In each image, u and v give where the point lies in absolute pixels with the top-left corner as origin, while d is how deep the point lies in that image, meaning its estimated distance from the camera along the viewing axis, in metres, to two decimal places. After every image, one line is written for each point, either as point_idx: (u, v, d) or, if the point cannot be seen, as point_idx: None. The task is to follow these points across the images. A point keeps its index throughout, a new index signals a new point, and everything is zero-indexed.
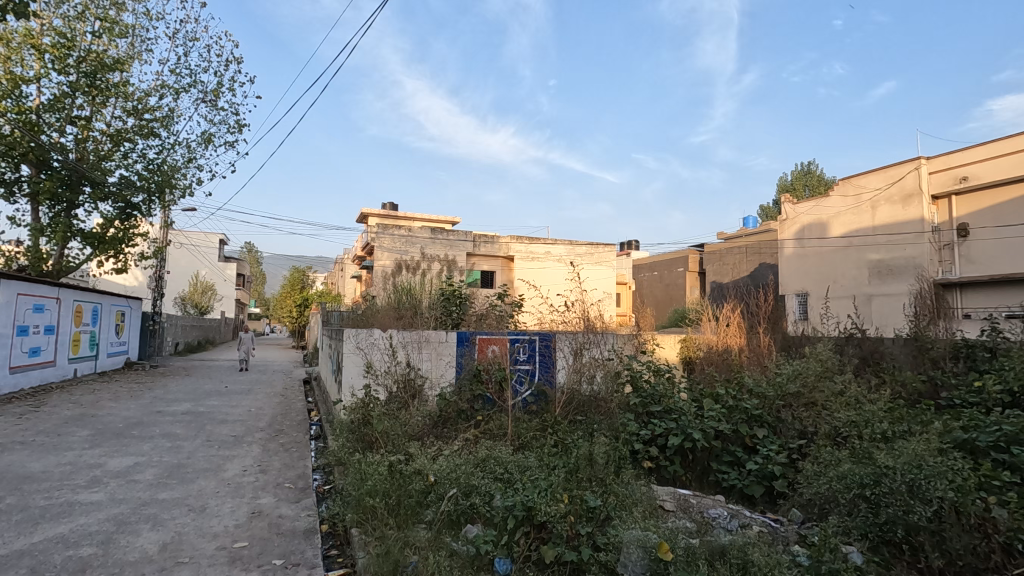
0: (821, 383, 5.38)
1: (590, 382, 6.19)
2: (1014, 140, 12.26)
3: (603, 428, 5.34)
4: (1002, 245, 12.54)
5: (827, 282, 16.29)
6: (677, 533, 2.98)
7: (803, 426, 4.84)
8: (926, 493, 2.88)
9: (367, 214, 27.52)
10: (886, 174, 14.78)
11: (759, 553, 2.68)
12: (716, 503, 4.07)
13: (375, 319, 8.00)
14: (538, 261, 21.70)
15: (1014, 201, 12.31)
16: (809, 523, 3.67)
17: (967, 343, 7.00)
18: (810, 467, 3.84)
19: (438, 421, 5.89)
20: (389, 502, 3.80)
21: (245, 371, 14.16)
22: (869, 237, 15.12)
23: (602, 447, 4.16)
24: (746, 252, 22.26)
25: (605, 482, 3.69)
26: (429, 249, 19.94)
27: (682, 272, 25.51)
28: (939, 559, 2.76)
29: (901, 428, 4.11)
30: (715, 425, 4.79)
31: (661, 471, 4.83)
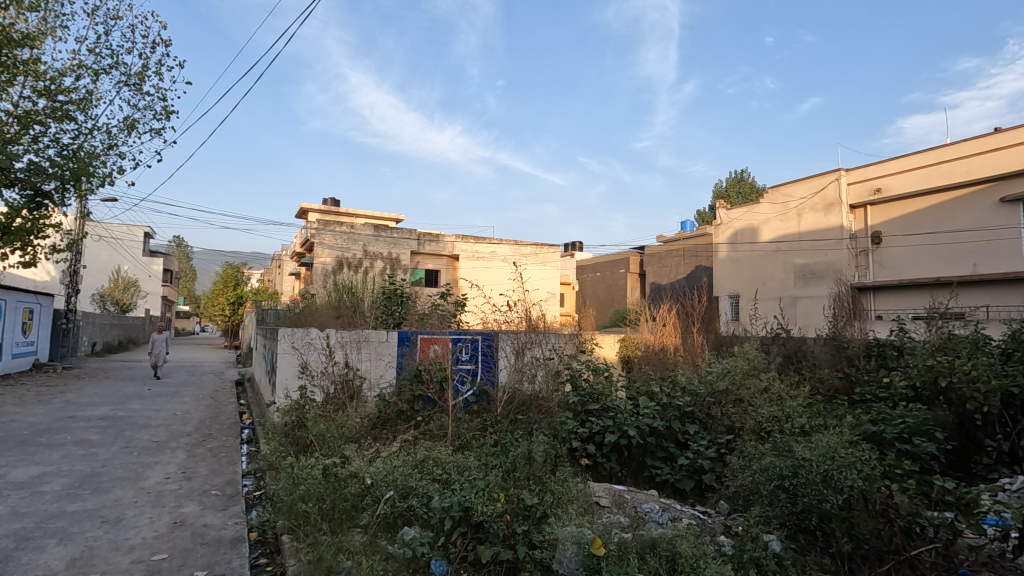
0: (748, 381, 5.67)
1: (531, 381, 6.29)
2: (921, 156, 13.41)
3: (542, 427, 5.36)
4: (910, 252, 13.64)
5: (756, 285, 17.18)
6: (611, 529, 3.03)
7: (730, 421, 5.10)
8: (839, 482, 3.04)
9: (306, 210, 26.53)
10: (810, 183, 15.75)
11: (687, 544, 2.77)
12: (649, 497, 4.19)
13: (312, 319, 7.75)
14: (483, 261, 21.69)
15: (922, 211, 13.43)
16: (735, 514, 3.87)
17: (878, 343, 7.59)
18: (736, 461, 4.04)
19: (377, 423, 5.79)
20: (322, 507, 3.70)
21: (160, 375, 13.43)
22: (795, 242, 16.02)
23: (540, 446, 4.20)
24: (684, 255, 23.09)
25: (542, 480, 3.69)
26: (372, 247, 19.45)
27: (623, 274, 26.19)
28: (849, 544, 2.95)
29: (817, 423, 4.37)
30: (650, 422, 4.97)
31: (598, 468, 4.94)
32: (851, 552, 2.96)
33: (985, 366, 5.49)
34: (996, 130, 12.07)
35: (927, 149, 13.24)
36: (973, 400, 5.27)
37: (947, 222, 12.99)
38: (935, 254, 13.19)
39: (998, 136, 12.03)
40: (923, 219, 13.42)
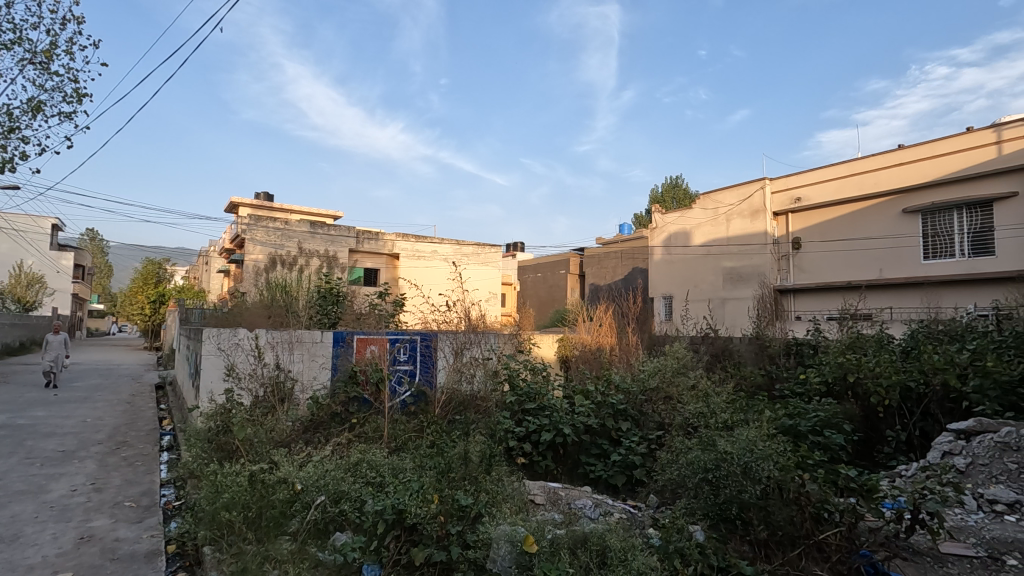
0: (677, 379, 5.91)
1: (469, 381, 6.29)
2: (835, 169, 14.48)
3: (479, 426, 5.37)
4: (826, 257, 14.65)
5: (688, 286, 17.94)
6: (544, 526, 3.06)
7: (661, 418, 5.31)
8: (756, 474, 3.18)
9: (236, 204, 25.24)
10: (738, 191, 16.59)
11: (616, 538, 2.85)
12: (583, 494, 4.28)
13: (241, 319, 7.40)
14: (423, 260, 21.41)
15: (837, 219, 14.48)
16: (663, 507, 4.04)
17: (796, 342, 8.12)
18: (664, 455, 4.20)
19: (309, 426, 5.62)
20: (248, 515, 3.52)
21: (48, 387, 10.79)
22: (723, 246, 16.84)
23: (477, 446, 4.20)
24: (621, 256, 23.75)
25: (477, 480, 3.70)
26: (307, 244, 18.77)
27: (563, 274, 26.60)
28: (765, 531, 3.13)
29: (738, 418, 4.61)
30: (585, 420, 5.11)
31: (533, 466, 5.02)
32: (767, 539, 3.15)
33: (887, 363, 5.99)
34: (901, 146, 13.18)
35: (841, 162, 14.30)
36: (876, 395, 5.76)
37: (858, 230, 14.05)
38: (846, 260, 14.24)
39: (902, 152, 13.15)
40: (837, 227, 14.47)
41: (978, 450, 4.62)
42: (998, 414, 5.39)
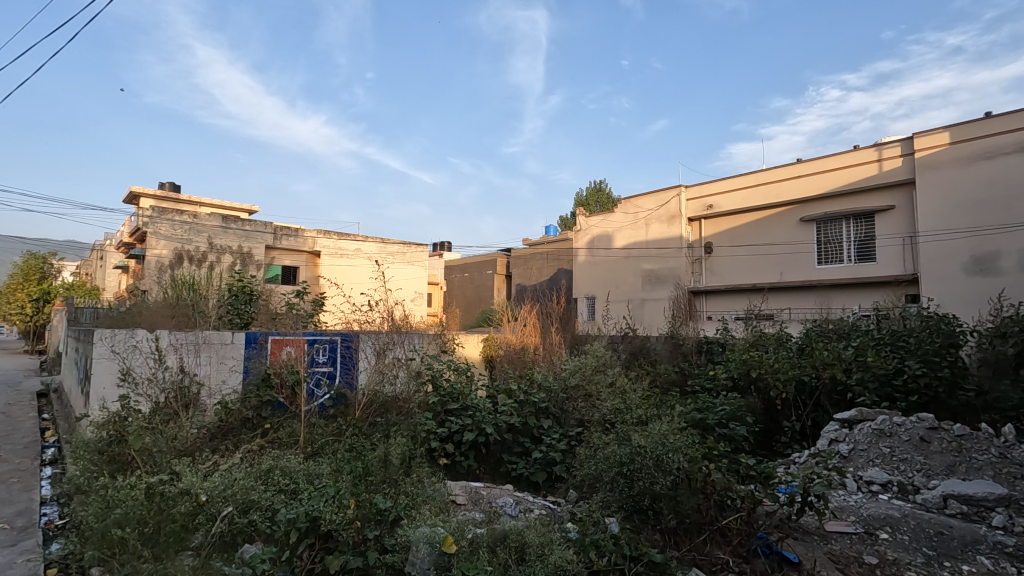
0: (596, 376, 6.10)
1: (392, 382, 6.15)
2: (743, 178, 15.52)
3: (400, 428, 5.28)
4: (735, 261, 15.68)
5: (609, 288, 18.59)
6: (465, 526, 3.06)
7: (580, 415, 5.47)
8: (668, 465, 3.34)
9: (137, 194, 23.22)
10: (657, 197, 17.38)
11: (534, 533, 2.89)
12: (504, 491, 4.32)
13: (141, 319, 6.83)
14: (346, 258, 20.71)
15: (744, 226, 15.53)
16: (581, 501, 4.17)
17: (707, 340, 8.63)
18: (583, 451, 4.31)
19: (217, 433, 5.29)
20: (144, 531, 3.25)
21: None
22: (643, 249, 17.57)
23: (397, 448, 4.13)
24: (546, 257, 24.17)
25: (396, 483, 3.63)
26: (218, 239, 17.60)
27: (490, 274, 26.70)
28: (674, 520, 3.29)
29: (652, 413, 4.83)
30: (507, 419, 5.18)
31: (455, 466, 5.03)
32: (676, 527, 3.32)
33: (785, 359, 6.51)
34: (800, 159, 14.33)
35: (749, 172, 15.35)
36: (775, 388, 6.26)
37: (762, 236, 15.14)
38: (751, 264, 15.32)
39: (801, 165, 14.31)
40: (744, 233, 15.54)
41: (858, 437, 5.13)
42: (876, 403, 6.03)
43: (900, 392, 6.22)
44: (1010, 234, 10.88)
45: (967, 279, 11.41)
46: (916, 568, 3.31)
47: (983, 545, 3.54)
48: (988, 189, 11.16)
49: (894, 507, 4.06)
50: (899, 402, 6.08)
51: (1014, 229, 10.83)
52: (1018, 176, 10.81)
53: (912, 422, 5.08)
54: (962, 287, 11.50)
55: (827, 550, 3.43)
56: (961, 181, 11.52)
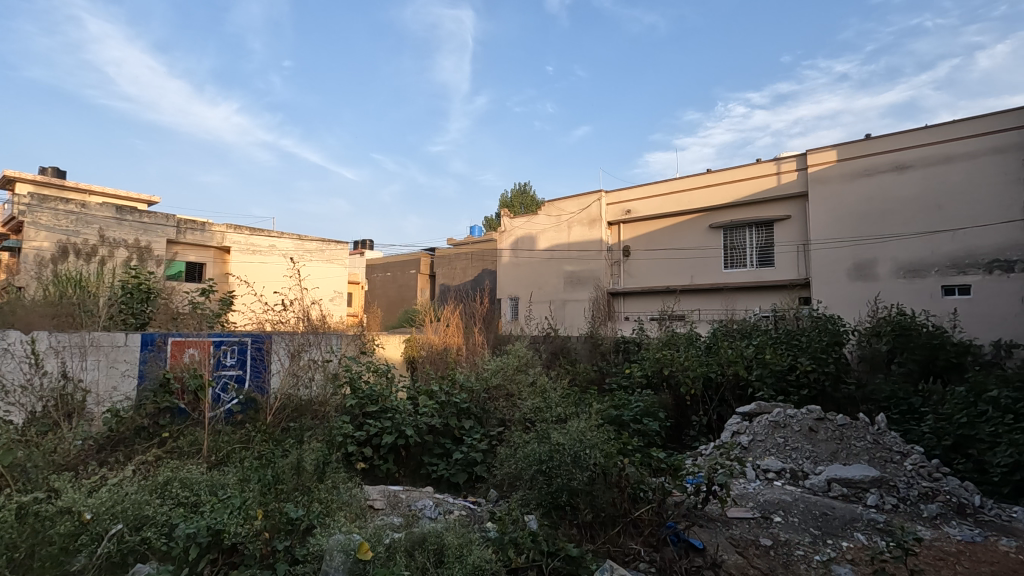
0: (518, 376, 6.17)
1: (308, 386, 5.86)
2: (658, 186, 16.31)
3: (315, 432, 5.07)
4: (650, 264, 16.44)
5: (533, 288, 18.88)
6: (382, 531, 2.98)
7: (502, 415, 5.50)
8: (584, 461, 3.44)
9: (11, 179, 20.67)
10: (578, 200, 17.84)
11: (453, 535, 2.87)
12: (423, 494, 4.26)
13: (14, 319, 6.08)
14: (258, 255, 19.56)
15: (659, 231, 16.33)
16: (501, 499, 4.20)
17: (624, 339, 9.00)
18: (504, 450, 4.35)
19: (106, 444, 4.82)
20: (14, 557, 2.87)
21: None
22: (565, 251, 18.01)
23: (312, 454, 3.96)
24: (471, 258, 24.15)
25: (310, 490, 3.47)
26: (111, 232, 16.04)
27: (413, 274, 26.27)
28: (590, 514, 3.39)
29: (571, 411, 4.96)
30: (427, 421, 5.13)
31: (374, 470, 4.92)
32: (591, 521, 3.41)
33: (694, 358, 6.91)
34: (709, 170, 15.26)
35: (664, 180, 16.15)
36: (685, 385, 6.65)
37: (675, 241, 15.99)
38: (665, 267, 16.13)
39: (710, 175, 15.25)
40: (659, 238, 16.33)
41: (757, 429, 5.54)
42: (773, 397, 6.54)
43: (793, 386, 6.77)
44: (885, 244, 12.16)
45: (850, 283, 12.64)
46: (804, 547, 3.62)
47: (859, 523, 3.94)
48: (868, 202, 12.43)
49: (786, 492, 4.42)
50: (793, 396, 6.61)
51: (889, 239, 12.11)
52: (892, 193, 12.12)
53: (802, 413, 5.55)
54: (846, 291, 12.72)
55: (728, 535, 3.68)
56: (846, 195, 12.74)
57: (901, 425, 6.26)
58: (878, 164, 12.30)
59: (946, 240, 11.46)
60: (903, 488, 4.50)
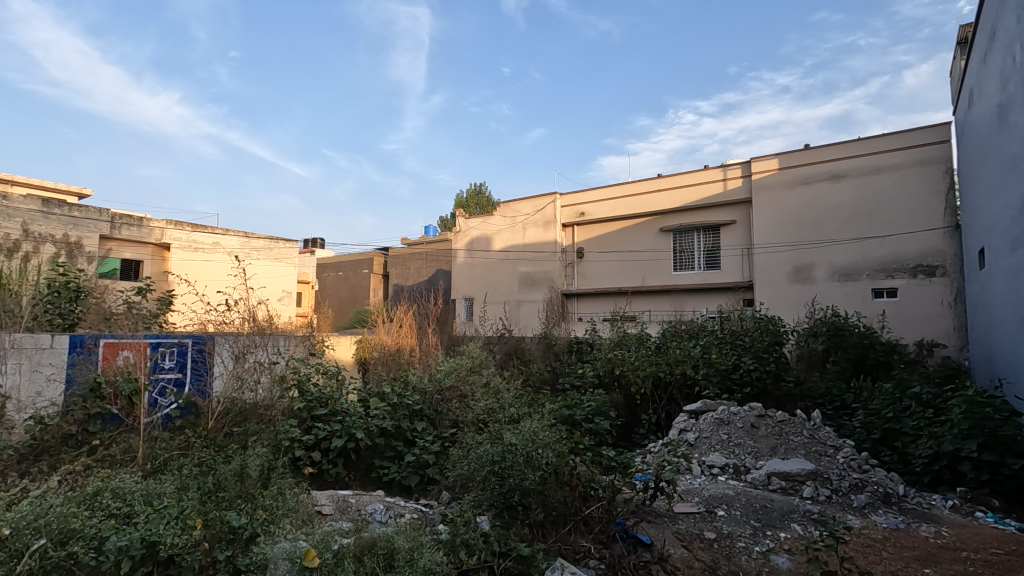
0: (471, 377, 6.15)
1: (253, 389, 5.63)
2: (611, 189, 16.63)
3: (260, 437, 4.90)
4: (603, 266, 16.75)
5: (487, 289, 18.88)
6: (330, 537, 2.91)
7: (455, 416, 5.47)
8: (536, 461, 3.47)
9: None
10: (533, 202, 17.96)
11: (404, 538, 2.83)
12: (374, 498, 4.19)
13: None
14: (201, 252, 18.71)
15: (612, 234, 16.66)
16: (453, 501, 4.18)
17: (577, 340, 9.14)
18: (456, 452, 4.33)
19: (28, 454, 4.50)
20: None
21: None
22: (520, 252, 18.10)
23: (257, 459, 3.82)
24: (425, 258, 23.90)
25: (254, 497, 3.36)
26: (37, 226, 14.99)
27: (366, 274, 25.78)
28: (541, 513, 3.41)
29: (524, 411, 4.99)
30: (379, 423, 5.05)
31: (322, 475, 4.81)
32: (543, 520, 3.44)
33: (644, 358, 7.09)
34: (660, 175, 15.68)
35: (617, 183, 16.47)
36: (635, 384, 6.83)
37: (627, 244, 16.35)
38: (618, 269, 16.45)
39: (661, 180, 15.68)
40: (611, 240, 16.65)
41: (703, 426, 5.76)
42: (718, 395, 6.78)
43: (737, 384, 7.04)
44: (822, 249, 12.83)
45: (790, 286, 13.26)
46: (745, 539, 3.78)
47: (795, 514, 4.14)
48: (807, 209, 13.09)
49: (729, 487, 4.60)
50: (736, 393, 6.87)
51: (825, 244, 12.78)
52: (829, 201, 12.80)
53: (745, 411, 5.79)
54: (786, 293, 13.33)
55: (674, 530, 3.79)
56: (787, 202, 13.36)
57: (835, 420, 6.63)
58: (816, 173, 12.98)
59: (877, 246, 12.19)
60: (836, 480, 4.75)
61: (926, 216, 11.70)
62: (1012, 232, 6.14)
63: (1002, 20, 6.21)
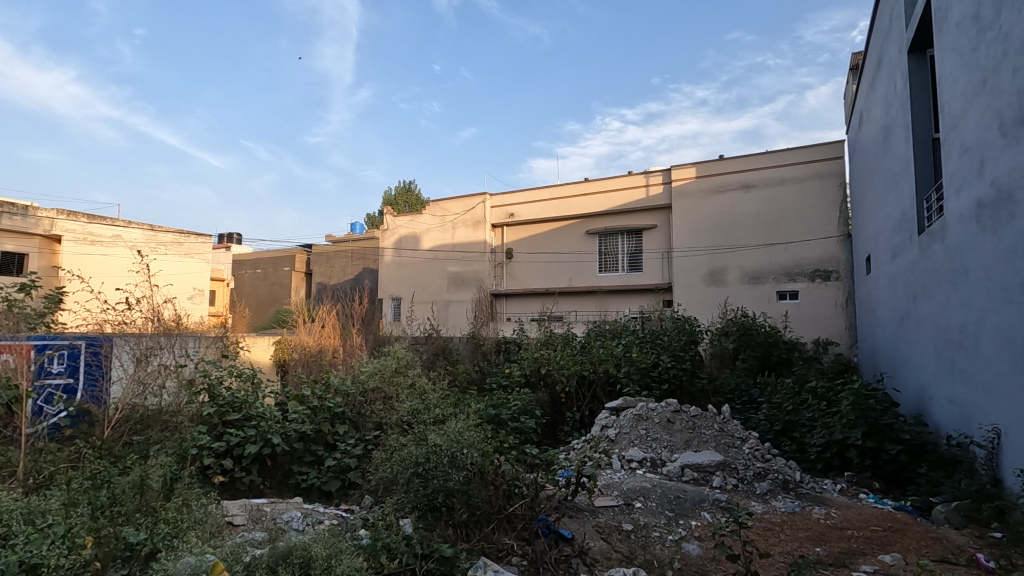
0: (396, 378, 6.03)
1: (157, 394, 5.23)
2: (540, 192, 16.89)
3: (164, 445, 4.56)
4: (531, 267, 16.99)
5: (415, 289, 18.61)
6: (241, 548, 2.77)
7: (379, 418, 5.34)
8: (461, 462, 3.46)
9: None
10: (463, 202, 17.90)
11: (322, 546, 2.73)
12: (291, 505, 4.01)
13: None
14: (98, 246, 17.13)
15: (540, 235, 16.94)
16: (376, 505, 4.09)
17: (505, 340, 9.25)
18: (379, 455, 4.23)
19: None
20: None
21: None
22: (448, 252, 17.98)
23: (159, 469, 3.55)
24: (350, 256, 23.19)
25: (155, 510, 3.12)
26: None
27: (287, 271, 24.66)
28: (465, 513, 3.40)
29: (450, 412, 4.96)
30: (297, 428, 4.84)
31: (235, 484, 4.56)
32: (467, 520, 3.43)
33: (570, 358, 7.27)
34: (587, 179, 16.12)
35: (545, 186, 16.75)
36: (560, 383, 7.00)
37: (555, 245, 16.69)
38: (545, 270, 16.75)
39: (587, 184, 16.12)
40: (540, 242, 16.92)
41: (623, 422, 6.01)
42: (638, 392, 7.08)
43: (656, 382, 7.36)
44: (733, 253, 13.70)
45: (705, 288, 14.05)
46: (660, 529, 3.97)
47: (706, 503, 4.40)
48: (721, 216, 13.92)
49: (647, 480, 4.81)
50: (655, 390, 7.18)
51: (736, 250, 13.66)
52: (740, 209, 13.69)
53: (662, 407, 6.07)
54: (701, 295, 14.10)
55: (594, 523, 3.91)
56: (703, 208, 14.14)
57: (742, 413, 7.11)
58: (729, 183, 13.83)
59: (781, 251, 13.17)
60: (742, 470, 5.08)
61: (823, 226, 12.77)
62: (893, 241, 6.83)
63: (886, 51, 6.89)
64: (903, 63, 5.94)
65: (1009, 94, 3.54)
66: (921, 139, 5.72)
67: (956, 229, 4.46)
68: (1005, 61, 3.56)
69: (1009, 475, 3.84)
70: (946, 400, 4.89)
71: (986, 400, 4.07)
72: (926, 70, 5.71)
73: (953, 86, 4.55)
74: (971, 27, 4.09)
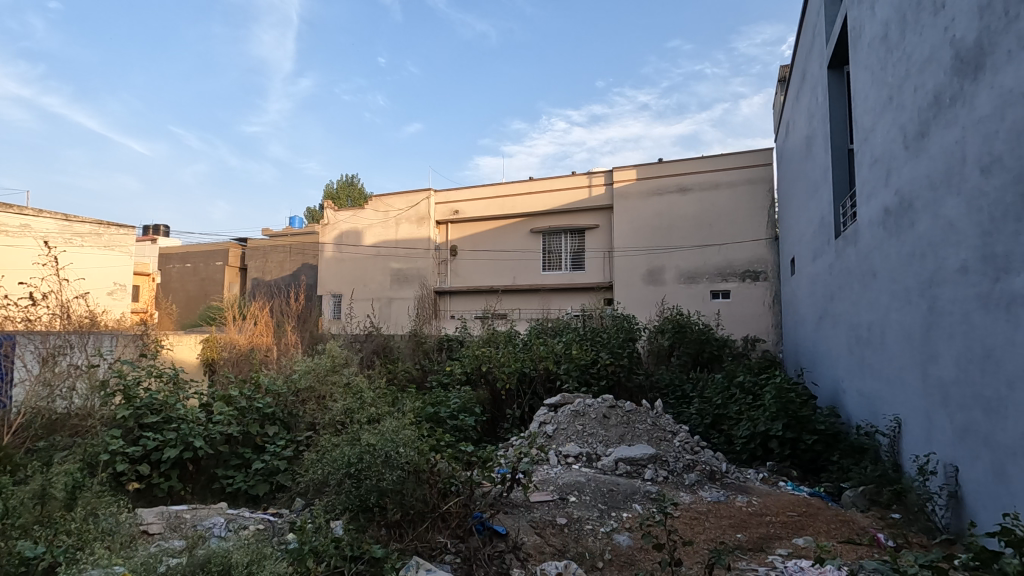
0: (331, 377, 5.85)
1: (66, 396, 4.88)
2: (485, 189, 16.87)
3: (72, 451, 4.25)
4: (475, 264, 16.95)
5: (356, 285, 18.19)
6: (155, 556, 2.63)
7: (312, 418, 5.16)
8: (394, 462, 3.40)
9: None
10: (406, 198, 17.61)
11: (243, 552, 2.61)
12: (213, 510, 3.84)
13: None
14: (3, 236, 15.68)
15: (485, 232, 16.94)
16: (306, 506, 3.98)
17: (447, 338, 9.20)
18: (310, 456, 4.12)
19: None
20: None
21: None
22: (391, 248, 17.66)
23: (64, 476, 3.29)
24: (288, 252, 22.37)
25: (58, 520, 2.90)
26: None
27: (219, 266, 23.47)
28: (398, 513, 3.35)
29: (386, 411, 4.88)
30: (223, 430, 4.63)
31: (152, 490, 4.33)
32: (400, 520, 3.37)
33: (512, 356, 7.32)
34: (531, 178, 16.25)
35: (490, 184, 16.75)
36: (501, 381, 7.04)
37: (500, 243, 16.74)
38: (489, 268, 16.76)
39: (532, 183, 16.26)
40: (484, 240, 16.92)
41: (561, 418, 6.11)
42: (576, 388, 7.22)
43: (595, 378, 7.53)
44: (670, 254, 14.19)
45: (644, 287, 14.49)
46: (592, 521, 4.06)
47: (637, 495, 4.54)
48: (660, 218, 14.39)
49: (581, 474, 4.91)
50: (594, 386, 7.33)
51: (673, 250, 14.16)
52: (677, 211, 14.19)
53: (598, 403, 6.21)
54: (640, 294, 14.54)
55: (529, 519, 3.95)
56: (643, 210, 14.57)
57: (675, 407, 7.39)
58: (668, 186, 14.31)
59: (714, 253, 13.76)
60: (672, 462, 5.28)
61: (753, 229, 13.45)
62: (813, 244, 7.27)
63: (809, 66, 7.32)
64: (823, 77, 6.32)
65: (911, 110, 3.83)
66: (837, 149, 6.12)
67: (866, 234, 4.80)
68: (907, 80, 3.87)
69: (907, 461, 4.17)
70: (857, 392, 5.26)
71: (889, 391, 4.41)
72: (843, 86, 6.11)
73: (864, 100, 4.89)
74: (881, 46, 4.40)
